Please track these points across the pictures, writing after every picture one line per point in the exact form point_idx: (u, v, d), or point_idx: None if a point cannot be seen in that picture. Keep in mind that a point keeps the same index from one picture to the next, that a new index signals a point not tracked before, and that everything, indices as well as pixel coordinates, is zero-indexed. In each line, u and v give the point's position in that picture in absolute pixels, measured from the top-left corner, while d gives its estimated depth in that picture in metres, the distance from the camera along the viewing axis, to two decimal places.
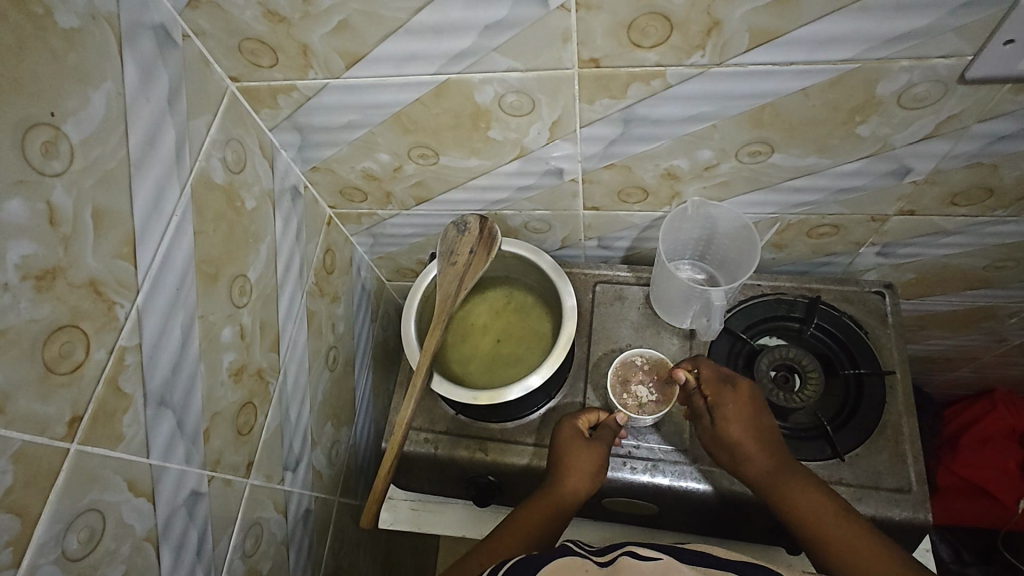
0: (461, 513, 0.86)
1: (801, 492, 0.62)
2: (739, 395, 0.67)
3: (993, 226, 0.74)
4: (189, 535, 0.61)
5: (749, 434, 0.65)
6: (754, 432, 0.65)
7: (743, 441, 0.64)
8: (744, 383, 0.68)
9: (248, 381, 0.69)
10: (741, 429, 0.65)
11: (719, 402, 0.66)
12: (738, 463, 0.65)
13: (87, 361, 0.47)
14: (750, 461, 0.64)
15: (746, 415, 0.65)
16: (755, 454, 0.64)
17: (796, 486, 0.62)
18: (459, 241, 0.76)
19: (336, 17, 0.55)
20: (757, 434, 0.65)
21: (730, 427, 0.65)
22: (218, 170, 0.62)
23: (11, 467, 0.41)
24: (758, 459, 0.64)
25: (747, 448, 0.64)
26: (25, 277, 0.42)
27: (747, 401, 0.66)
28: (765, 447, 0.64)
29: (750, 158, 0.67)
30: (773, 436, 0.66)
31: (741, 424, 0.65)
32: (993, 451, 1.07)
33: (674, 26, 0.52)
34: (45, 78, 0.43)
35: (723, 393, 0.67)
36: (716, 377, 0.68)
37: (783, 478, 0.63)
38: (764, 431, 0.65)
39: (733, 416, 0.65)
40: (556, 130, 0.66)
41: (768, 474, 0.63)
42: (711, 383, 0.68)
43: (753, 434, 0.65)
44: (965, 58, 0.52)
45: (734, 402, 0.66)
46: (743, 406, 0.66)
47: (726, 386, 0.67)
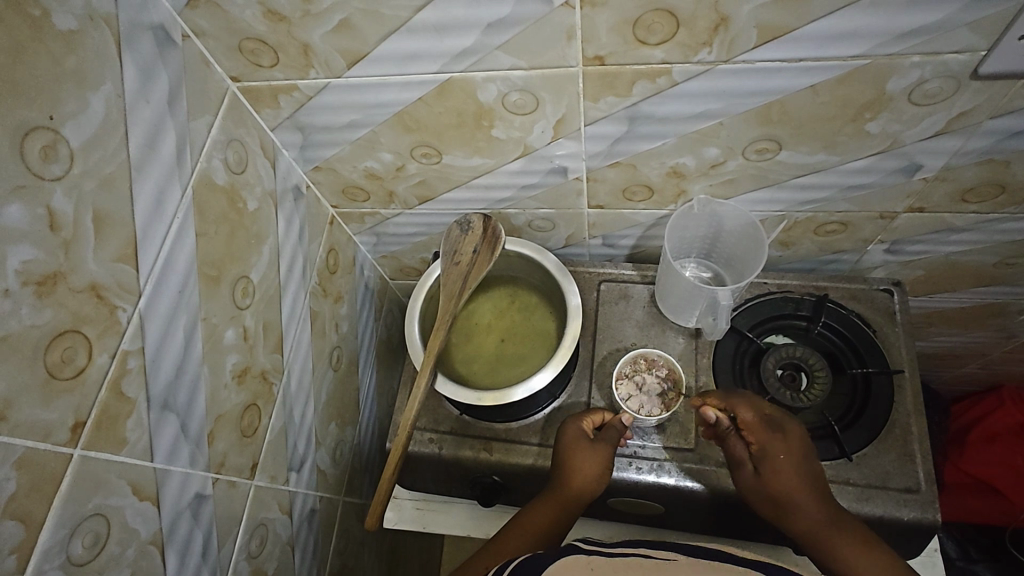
0: (466, 512, 0.85)
1: (851, 546, 0.59)
2: (788, 441, 0.64)
3: (1005, 223, 0.73)
4: (193, 538, 0.61)
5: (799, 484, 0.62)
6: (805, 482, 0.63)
7: (793, 493, 0.62)
8: (789, 427, 0.66)
9: (252, 383, 0.69)
10: (791, 478, 0.63)
11: (766, 447, 0.64)
12: (783, 517, 0.63)
13: (90, 366, 0.47)
14: (798, 513, 0.62)
15: (797, 464, 0.63)
16: (807, 506, 0.62)
17: (847, 540, 0.60)
18: (463, 240, 0.75)
19: (336, 16, 0.54)
20: (807, 484, 0.63)
21: (782, 478, 0.63)
22: (219, 172, 0.62)
23: (15, 474, 0.41)
24: (807, 510, 0.62)
25: (796, 498, 0.62)
26: (26, 283, 0.42)
27: (797, 448, 0.64)
28: (814, 497, 0.62)
29: (757, 156, 0.67)
30: (822, 486, 0.64)
31: (791, 474, 0.63)
32: (1002, 447, 1.07)
33: (681, 22, 0.51)
34: (43, 81, 0.42)
35: (771, 438, 0.64)
36: (761, 420, 0.66)
37: (833, 531, 0.61)
38: (814, 480, 0.63)
39: (782, 465, 0.63)
40: (561, 128, 0.65)
41: (819, 528, 0.61)
42: (754, 427, 0.66)
43: (802, 485, 0.62)
44: (978, 53, 0.51)
45: (782, 448, 0.64)
46: (794, 453, 0.64)
47: (775, 431, 0.65)
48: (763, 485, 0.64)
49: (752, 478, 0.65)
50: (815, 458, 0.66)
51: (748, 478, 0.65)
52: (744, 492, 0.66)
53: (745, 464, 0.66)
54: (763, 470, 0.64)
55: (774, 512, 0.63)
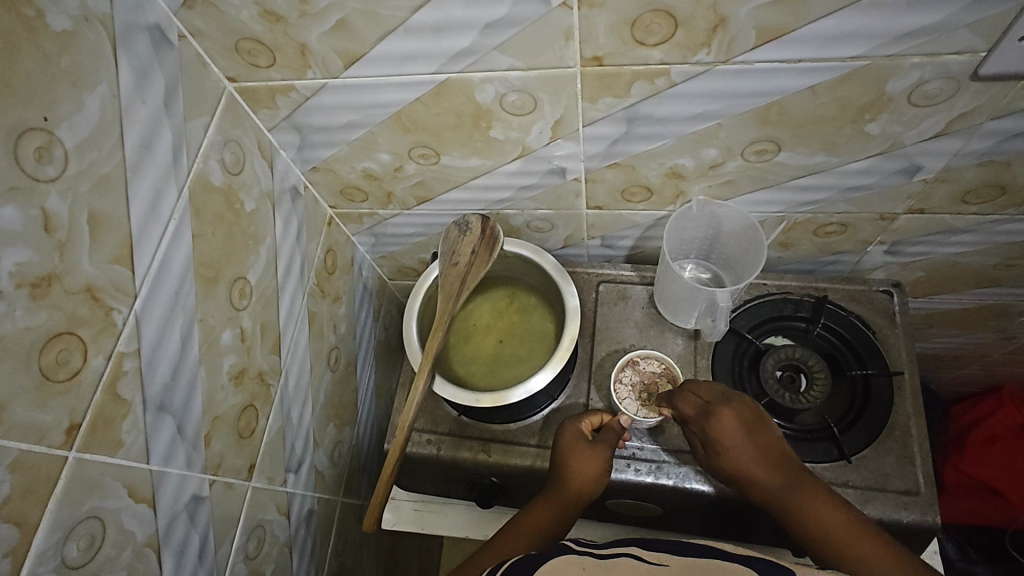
0: (465, 514, 0.85)
1: (812, 508, 0.60)
2: (726, 421, 0.65)
3: (1005, 224, 0.73)
4: (190, 540, 0.61)
5: (746, 459, 0.63)
6: (753, 454, 0.63)
7: (740, 467, 0.63)
8: (729, 405, 0.66)
9: (249, 385, 0.69)
10: (735, 455, 0.63)
11: (707, 430, 0.65)
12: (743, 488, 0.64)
13: (85, 368, 0.47)
14: (753, 483, 0.63)
15: (737, 441, 0.64)
16: (757, 477, 0.63)
17: (807, 501, 0.60)
18: (461, 241, 0.75)
19: (333, 16, 0.54)
20: (755, 456, 0.63)
21: (727, 453, 0.64)
22: (216, 172, 0.61)
23: (9, 476, 0.41)
24: (760, 480, 0.63)
25: (745, 472, 0.63)
26: (20, 285, 0.42)
27: (738, 424, 0.64)
28: (764, 467, 0.63)
29: (756, 157, 0.66)
30: (775, 454, 0.64)
31: (734, 451, 0.64)
32: (1002, 449, 1.06)
33: (679, 23, 0.51)
34: (37, 82, 0.42)
35: (708, 421, 0.65)
36: (701, 405, 0.67)
37: (790, 494, 0.61)
38: (761, 451, 0.64)
39: (724, 443, 0.64)
40: (559, 129, 0.65)
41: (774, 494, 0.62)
42: (696, 410, 0.67)
43: (748, 460, 0.63)
44: (978, 54, 0.51)
45: (722, 428, 0.64)
46: (735, 431, 0.64)
47: (712, 414, 0.66)
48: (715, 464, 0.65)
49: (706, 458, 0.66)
50: (767, 428, 0.65)
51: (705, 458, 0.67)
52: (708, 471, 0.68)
53: (699, 446, 0.68)
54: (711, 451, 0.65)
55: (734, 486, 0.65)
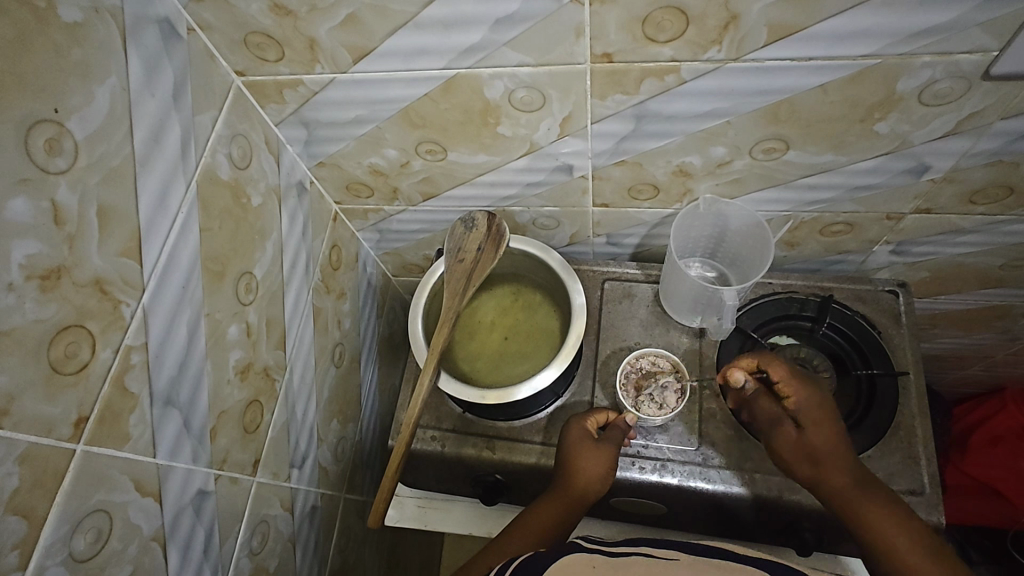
0: (468, 510, 0.85)
1: (882, 511, 0.60)
2: (819, 401, 0.66)
3: (1012, 224, 0.73)
4: (195, 535, 0.61)
5: (835, 441, 0.63)
6: (840, 442, 0.64)
7: (829, 447, 0.63)
8: (818, 389, 0.67)
9: (254, 380, 0.69)
10: (827, 436, 0.63)
11: (802, 401, 0.66)
12: (814, 472, 0.63)
13: (93, 362, 0.47)
14: (833, 469, 0.62)
15: (830, 422, 0.65)
16: (840, 466, 0.62)
17: (878, 502, 0.60)
18: (467, 238, 0.75)
19: (343, 10, 0.54)
20: (840, 442, 0.64)
21: (815, 435, 0.64)
22: (223, 167, 0.61)
23: (17, 469, 0.41)
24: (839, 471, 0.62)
25: (832, 457, 0.63)
26: (30, 277, 0.41)
27: (826, 408, 0.66)
28: (847, 459, 0.63)
29: (764, 156, 0.66)
30: (851, 451, 0.65)
31: (828, 430, 0.64)
32: (1004, 450, 1.06)
33: (691, 20, 0.50)
34: (48, 73, 0.42)
35: (805, 392, 0.66)
36: (798, 376, 0.67)
37: (864, 495, 0.61)
38: (846, 442, 0.64)
39: (817, 420, 0.64)
40: (567, 125, 0.65)
41: (851, 485, 0.61)
42: (789, 379, 0.66)
43: (837, 444, 0.63)
44: (989, 54, 0.51)
45: (818, 404, 0.66)
46: (826, 411, 0.65)
47: (809, 387, 0.66)
48: (799, 439, 0.64)
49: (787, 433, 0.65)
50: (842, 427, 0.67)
51: (780, 432, 0.65)
52: (776, 448, 0.66)
53: (776, 420, 0.66)
54: (802, 425, 0.65)
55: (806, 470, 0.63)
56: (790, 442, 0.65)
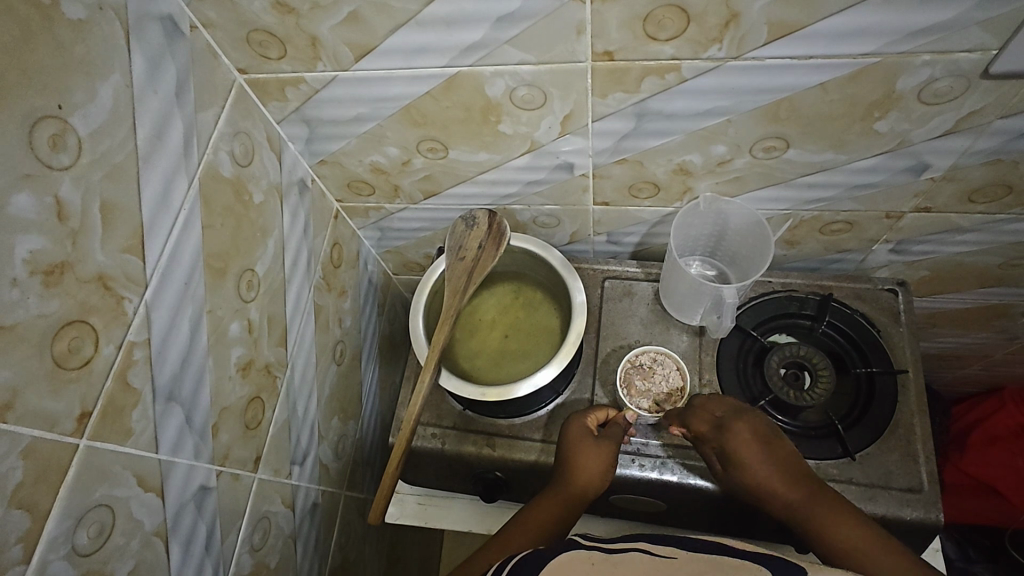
0: (468, 507, 0.86)
1: (836, 522, 0.59)
2: (739, 434, 0.66)
3: (1011, 223, 0.73)
4: (197, 530, 0.61)
5: (768, 471, 0.64)
6: (775, 468, 0.64)
7: (759, 483, 0.64)
8: (744, 418, 0.67)
9: (255, 376, 0.69)
10: (754, 472, 0.64)
11: (721, 448, 0.66)
12: (765, 506, 0.64)
13: (96, 357, 0.47)
14: (776, 499, 0.63)
15: (756, 453, 0.64)
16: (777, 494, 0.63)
17: (829, 513, 0.60)
18: (468, 236, 0.75)
19: (345, 8, 0.54)
20: (774, 469, 0.64)
21: (743, 473, 0.65)
22: (226, 164, 0.62)
23: (21, 463, 0.41)
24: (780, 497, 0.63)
25: (766, 489, 0.63)
26: (33, 273, 0.42)
27: (753, 436, 0.65)
28: (782, 485, 0.63)
29: (764, 154, 0.66)
30: (794, 469, 0.64)
31: (755, 463, 0.64)
32: (1002, 449, 1.06)
33: (692, 18, 0.51)
34: (52, 69, 0.42)
35: (721, 436, 0.66)
36: (712, 423, 0.67)
37: (814, 508, 0.61)
38: (778, 467, 0.64)
39: (740, 458, 0.65)
40: (568, 124, 0.65)
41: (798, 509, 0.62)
42: (708, 428, 0.67)
43: (768, 474, 0.64)
44: (989, 53, 0.51)
45: (739, 442, 0.65)
46: (750, 443, 0.65)
47: (725, 429, 0.66)
48: (735, 482, 0.66)
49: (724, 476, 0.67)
50: (784, 444, 0.66)
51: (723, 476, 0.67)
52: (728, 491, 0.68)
53: (715, 466, 0.68)
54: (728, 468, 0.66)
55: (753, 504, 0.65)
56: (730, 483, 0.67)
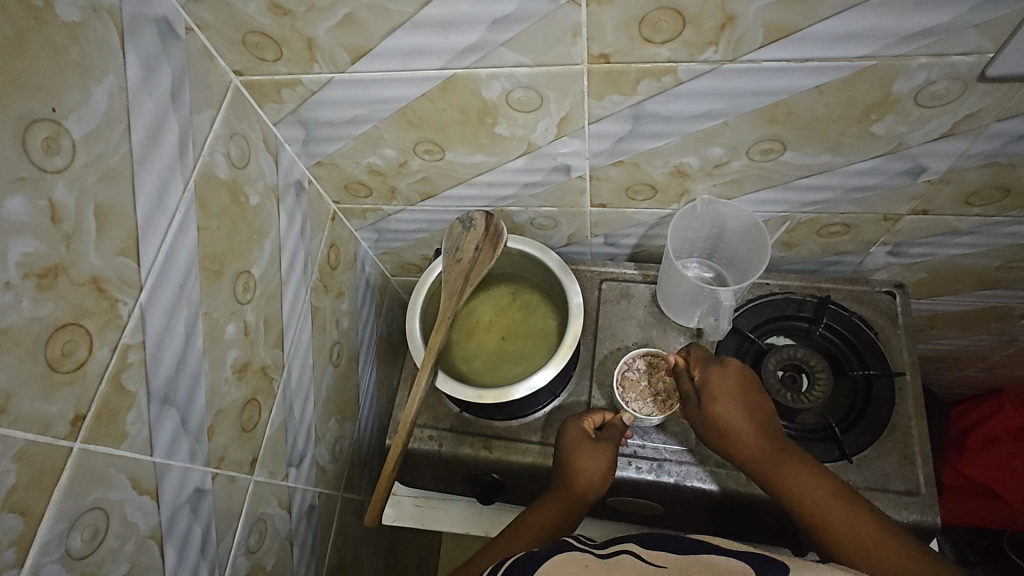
0: (465, 509, 0.85)
1: (794, 470, 0.62)
2: (726, 373, 0.67)
3: (1009, 226, 0.73)
4: (193, 532, 0.61)
5: (744, 412, 0.65)
6: (749, 411, 0.65)
7: (732, 422, 0.65)
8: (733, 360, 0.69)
9: (252, 378, 0.69)
10: (728, 409, 0.65)
11: (705, 379, 0.67)
12: (724, 446, 0.66)
13: (90, 360, 0.47)
14: (741, 440, 0.64)
15: (737, 394, 0.66)
16: (744, 433, 0.64)
17: (789, 461, 0.63)
18: (465, 238, 0.75)
19: (341, 10, 0.54)
20: (748, 410, 0.65)
21: (717, 408, 0.66)
22: (222, 166, 0.61)
23: (14, 467, 0.41)
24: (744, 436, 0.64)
25: (735, 427, 0.65)
26: (27, 276, 0.42)
27: (738, 377, 0.67)
28: (753, 426, 0.65)
29: (761, 156, 0.66)
30: (764, 414, 0.66)
31: (732, 402, 0.65)
32: (1000, 451, 1.06)
33: (687, 21, 0.51)
34: (45, 72, 0.42)
35: (710, 370, 0.68)
36: (704, 357, 0.70)
37: (778, 455, 0.63)
38: (754, 411, 0.66)
39: (720, 395, 0.66)
40: (565, 126, 0.65)
41: (759, 455, 0.64)
42: (700, 362, 0.70)
43: (744, 413, 0.65)
44: (985, 56, 0.51)
45: (723, 380, 0.67)
46: (734, 382, 0.66)
47: (716, 364, 0.68)
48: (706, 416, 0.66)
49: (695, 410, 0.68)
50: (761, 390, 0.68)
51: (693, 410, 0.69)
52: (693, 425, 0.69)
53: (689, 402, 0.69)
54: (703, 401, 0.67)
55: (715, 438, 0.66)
56: (697, 415, 0.68)
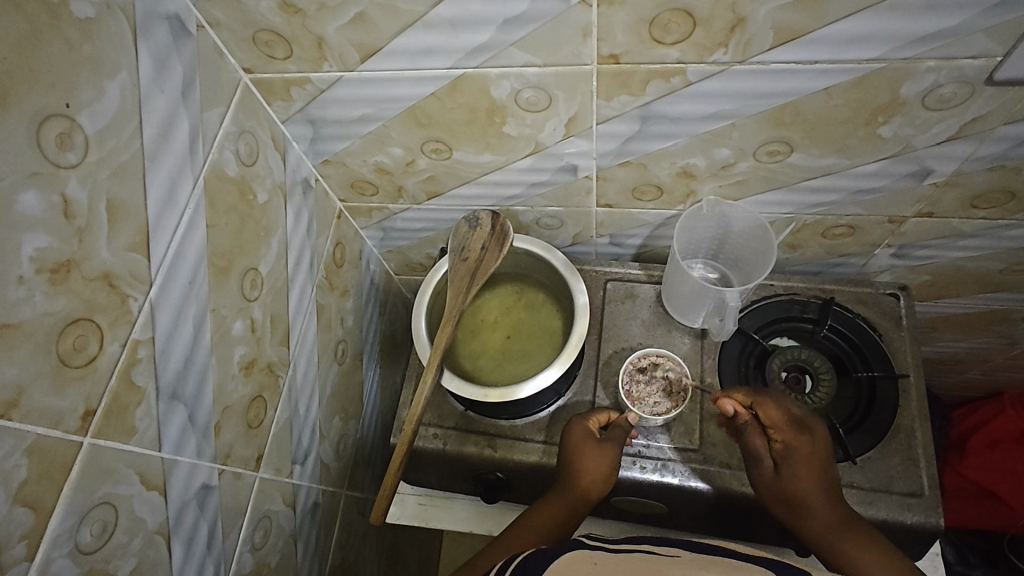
0: (469, 508, 0.86)
1: (868, 550, 0.59)
2: (810, 441, 0.64)
3: (1012, 229, 0.73)
4: (199, 529, 0.61)
5: (820, 487, 0.63)
6: (825, 486, 0.63)
7: (813, 496, 0.62)
8: (816, 429, 0.66)
9: (258, 375, 0.69)
10: (809, 481, 0.63)
11: (792, 446, 0.64)
12: (793, 516, 0.63)
13: (101, 355, 0.47)
14: (818, 517, 0.62)
15: (819, 468, 0.63)
16: (819, 509, 0.62)
17: (860, 544, 0.60)
18: (471, 236, 0.75)
19: (352, 9, 0.54)
20: (827, 487, 0.63)
21: (796, 478, 0.63)
22: (231, 163, 0.62)
23: (26, 461, 0.41)
24: (820, 513, 0.62)
25: (812, 502, 0.62)
26: (40, 271, 0.42)
27: (820, 450, 0.64)
28: (829, 501, 0.63)
29: (768, 158, 0.67)
30: (839, 493, 0.64)
31: (812, 474, 0.63)
32: (1002, 453, 1.06)
33: (698, 23, 0.51)
34: (60, 68, 0.42)
35: (798, 438, 0.64)
36: (789, 419, 0.65)
37: (847, 533, 0.61)
38: (829, 485, 0.63)
39: (805, 468, 0.63)
40: (573, 126, 0.65)
41: (832, 530, 0.61)
42: (779, 422, 0.65)
43: (822, 488, 0.63)
44: (993, 59, 0.51)
45: (806, 451, 0.64)
46: (818, 455, 0.64)
47: (802, 431, 0.65)
48: (785, 485, 0.63)
49: (769, 475, 0.65)
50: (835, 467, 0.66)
51: (766, 474, 0.65)
52: (760, 488, 0.66)
53: (760, 463, 0.66)
54: (782, 467, 0.64)
55: (785, 508, 0.64)
56: (770, 480, 0.65)
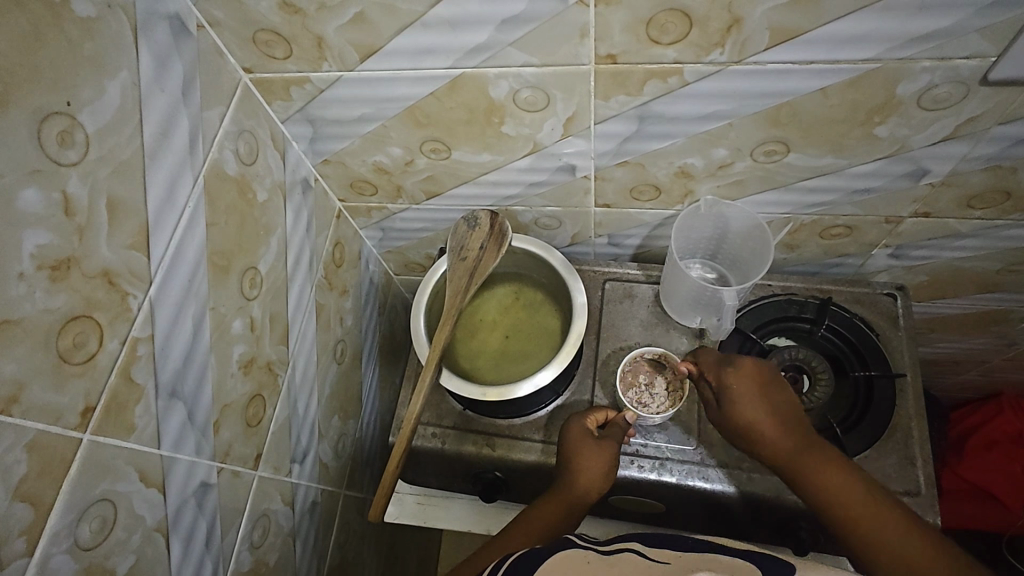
0: (467, 508, 0.86)
1: (819, 469, 0.61)
2: (742, 372, 0.66)
3: (1008, 229, 0.74)
4: (197, 527, 0.61)
5: (761, 414, 0.64)
6: (768, 413, 0.64)
7: (754, 424, 0.64)
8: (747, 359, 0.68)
9: (257, 374, 0.69)
10: (748, 411, 0.65)
11: (724, 384, 0.67)
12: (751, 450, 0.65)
13: (101, 352, 0.47)
14: (767, 441, 0.64)
15: (756, 396, 0.65)
16: (766, 437, 0.64)
17: (812, 464, 0.61)
18: (469, 236, 0.76)
19: (351, 9, 0.54)
20: (771, 410, 0.65)
21: (736, 410, 0.65)
22: (230, 162, 0.62)
23: (25, 457, 0.41)
24: (769, 439, 0.63)
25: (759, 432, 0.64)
26: (40, 267, 0.42)
27: (755, 376, 0.66)
28: (777, 427, 0.64)
29: (765, 158, 0.67)
30: (789, 412, 0.65)
31: (749, 404, 0.65)
32: (1000, 454, 1.07)
33: (694, 23, 0.51)
34: (61, 67, 0.43)
35: (725, 373, 0.67)
36: (718, 361, 0.69)
37: (801, 455, 0.62)
38: (773, 411, 0.65)
39: (739, 398, 0.65)
40: (571, 125, 0.66)
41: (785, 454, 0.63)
42: (714, 366, 0.70)
43: (765, 414, 0.64)
44: (988, 60, 0.52)
45: (739, 383, 0.66)
46: (748, 382, 0.66)
47: (729, 367, 0.67)
48: (728, 420, 0.66)
49: (718, 416, 0.68)
50: (783, 388, 0.67)
51: (717, 415, 0.68)
52: (720, 430, 0.69)
53: (712, 403, 0.69)
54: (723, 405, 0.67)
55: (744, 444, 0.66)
56: (720, 419, 0.68)
